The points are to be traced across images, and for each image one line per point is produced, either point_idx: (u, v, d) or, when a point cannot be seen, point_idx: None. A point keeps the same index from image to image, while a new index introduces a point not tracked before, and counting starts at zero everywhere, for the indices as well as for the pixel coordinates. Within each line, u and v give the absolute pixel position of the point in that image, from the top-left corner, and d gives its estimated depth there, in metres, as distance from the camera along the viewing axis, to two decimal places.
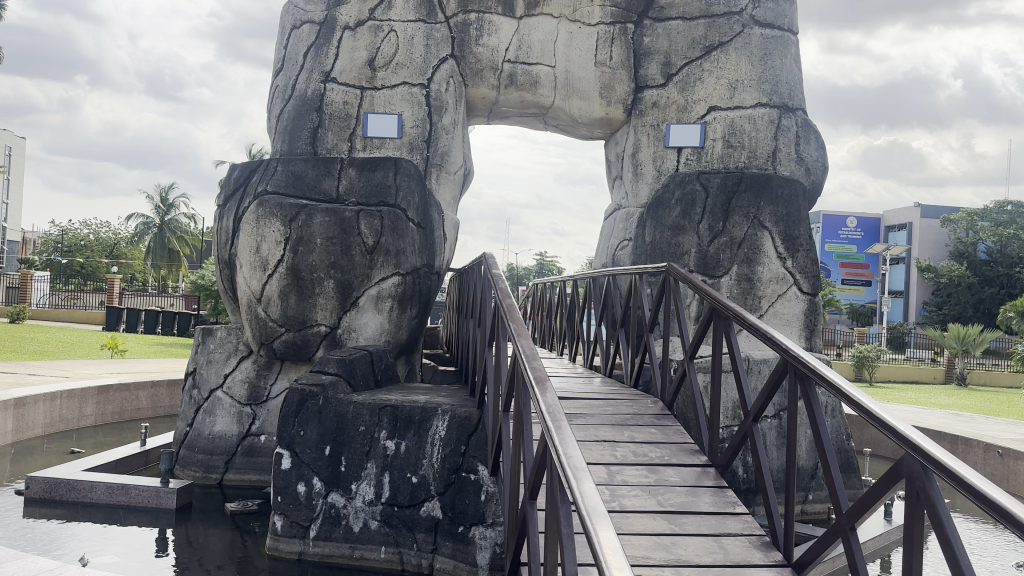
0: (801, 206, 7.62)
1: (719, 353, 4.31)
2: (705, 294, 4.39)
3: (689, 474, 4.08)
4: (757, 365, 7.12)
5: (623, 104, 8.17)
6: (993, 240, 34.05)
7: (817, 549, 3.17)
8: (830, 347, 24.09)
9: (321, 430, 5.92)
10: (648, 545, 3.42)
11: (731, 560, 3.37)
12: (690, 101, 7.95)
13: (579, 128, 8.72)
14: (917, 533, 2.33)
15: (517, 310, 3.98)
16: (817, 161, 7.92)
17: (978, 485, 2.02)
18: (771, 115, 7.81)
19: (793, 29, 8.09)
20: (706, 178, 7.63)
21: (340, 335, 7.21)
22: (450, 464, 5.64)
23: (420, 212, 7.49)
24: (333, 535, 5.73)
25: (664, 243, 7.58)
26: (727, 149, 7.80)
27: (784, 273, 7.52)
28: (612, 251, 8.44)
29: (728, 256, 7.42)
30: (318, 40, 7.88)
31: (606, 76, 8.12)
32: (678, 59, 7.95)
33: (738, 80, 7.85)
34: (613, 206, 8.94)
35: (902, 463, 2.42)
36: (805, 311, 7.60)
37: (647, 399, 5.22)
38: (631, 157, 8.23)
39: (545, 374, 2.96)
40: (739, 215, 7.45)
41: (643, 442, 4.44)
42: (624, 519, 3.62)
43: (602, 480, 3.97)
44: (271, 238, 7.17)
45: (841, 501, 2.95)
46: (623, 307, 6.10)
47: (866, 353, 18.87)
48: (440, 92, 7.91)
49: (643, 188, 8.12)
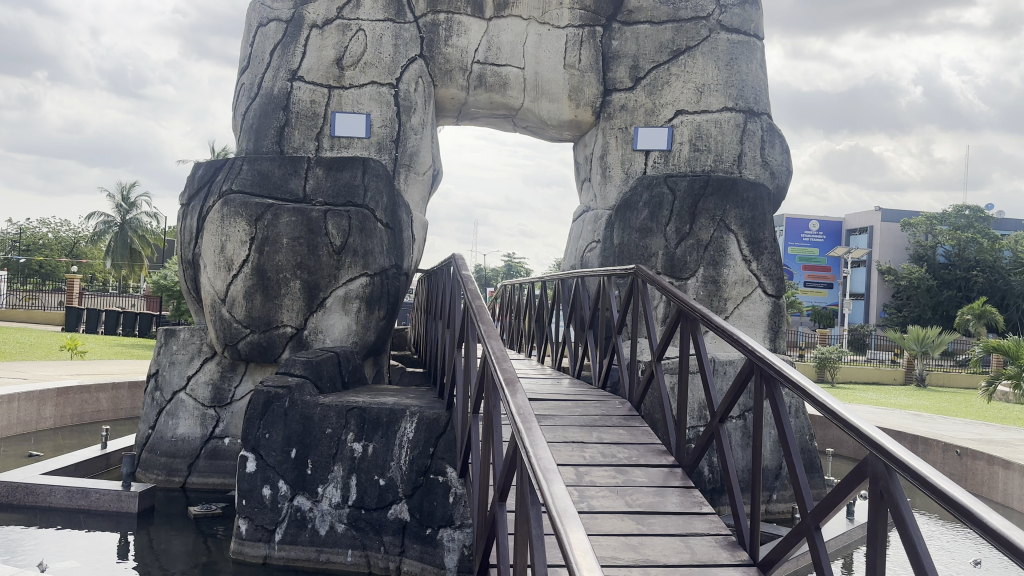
0: (766, 210, 7.72)
1: (687, 354, 4.33)
2: (673, 296, 4.41)
3: (656, 474, 4.11)
4: (723, 366, 7.21)
5: (592, 106, 8.22)
6: (952, 243, 34.86)
7: (782, 548, 3.18)
8: (793, 348, 24.47)
9: (286, 433, 5.85)
10: (616, 545, 3.44)
11: (698, 559, 3.39)
12: (657, 105, 8.02)
13: (548, 130, 8.74)
14: (881, 532, 2.37)
15: (487, 310, 3.97)
16: (782, 164, 8.01)
17: (938, 483, 2.07)
18: (737, 119, 7.89)
19: (758, 34, 8.20)
20: (674, 181, 7.72)
21: (306, 336, 7.13)
22: (419, 466, 5.61)
23: (389, 212, 7.42)
24: (299, 539, 5.67)
25: (631, 245, 7.64)
26: (694, 153, 7.87)
27: (749, 276, 7.61)
28: (580, 253, 8.47)
29: (695, 258, 7.50)
30: (286, 38, 7.79)
31: (574, 78, 8.16)
32: (645, 62, 8.01)
33: (704, 84, 7.93)
34: (581, 208, 8.98)
35: (866, 463, 2.46)
36: (770, 312, 7.69)
37: (616, 401, 5.23)
38: (600, 159, 8.28)
39: (516, 375, 2.96)
40: (705, 218, 7.53)
41: (611, 442, 4.46)
42: (592, 520, 3.63)
43: (571, 480, 3.99)
44: (236, 237, 7.07)
45: (806, 501, 2.98)
46: (592, 308, 6.11)
47: (829, 354, 19.21)
48: (409, 92, 7.87)
49: (611, 190, 8.19)
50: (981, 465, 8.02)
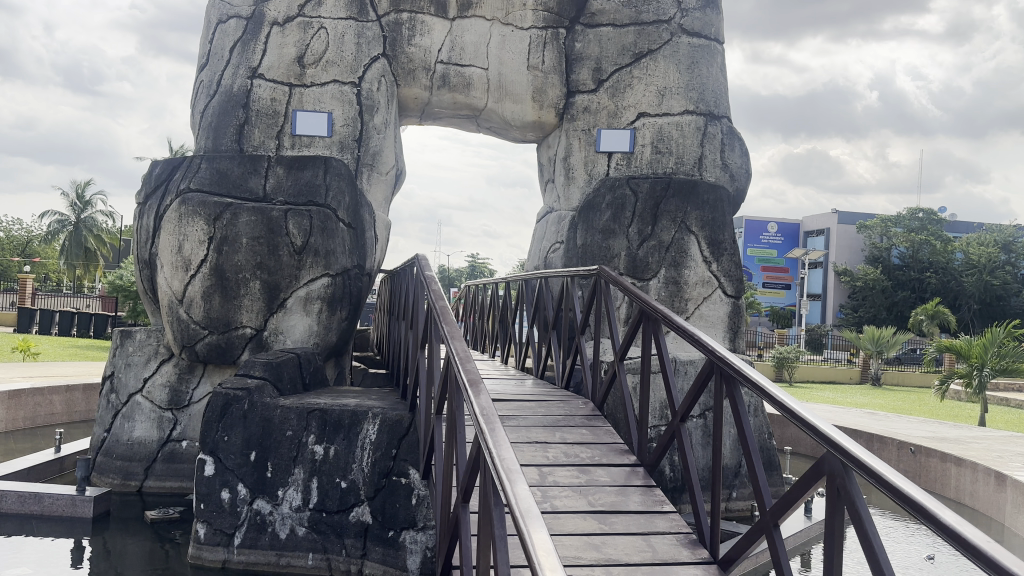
0: (726, 212, 7.83)
1: (649, 355, 4.37)
2: (635, 297, 4.44)
3: (618, 473, 4.13)
4: (684, 365, 7.30)
5: (555, 107, 8.24)
6: (906, 245, 35.74)
7: (742, 546, 3.22)
8: (752, 348, 24.88)
9: (245, 436, 5.76)
10: (579, 545, 3.45)
11: (659, 557, 3.42)
12: (620, 107, 8.07)
13: (512, 131, 8.75)
14: (838, 529, 2.41)
15: (450, 311, 3.95)
16: (742, 167, 8.12)
17: (893, 480, 2.11)
18: (698, 122, 7.99)
19: (719, 39, 8.31)
20: (636, 183, 7.79)
21: (266, 338, 7.04)
22: (381, 468, 5.56)
23: (351, 212, 7.35)
24: (258, 543, 5.59)
25: (594, 246, 7.69)
26: (655, 155, 7.94)
27: (709, 276, 7.71)
28: (544, 254, 8.50)
29: (657, 259, 7.58)
30: (246, 36, 7.67)
31: (537, 79, 8.18)
32: (608, 65, 8.07)
33: (666, 87, 8.01)
34: (545, 209, 9.01)
35: (823, 462, 2.51)
36: (729, 313, 7.80)
37: (578, 401, 5.25)
38: (563, 160, 8.31)
39: (479, 376, 2.94)
40: (667, 220, 7.61)
41: (574, 442, 4.48)
42: (555, 520, 3.65)
43: (534, 481, 4.00)
44: (194, 237, 6.94)
45: (765, 499, 3.02)
46: (555, 309, 6.12)
47: (787, 354, 19.56)
48: (371, 91, 7.81)
49: (574, 192, 8.22)
50: (934, 462, 8.23)
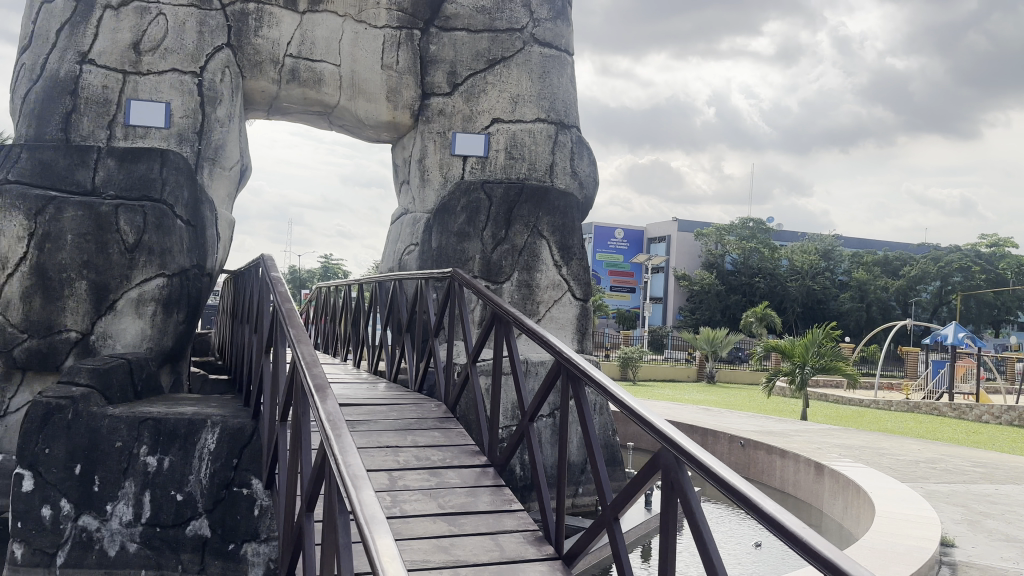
0: (575, 218, 8.12)
1: (500, 357, 4.43)
2: (488, 299, 4.50)
3: (468, 475, 4.16)
4: (534, 367, 7.47)
5: (409, 109, 8.18)
6: (738, 252, 38.42)
7: (585, 540, 3.34)
8: (599, 349, 25.85)
9: (69, 447, 5.30)
10: (427, 548, 3.45)
11: (506, 556, 3.48)
12: (474, 111, 8.12)
13: (365, 130, 8.60)
14: (671, 521, 2.55)
15: (297, 314, 3.81)
16: (590, 176, 8.40)
17: (720, 473, 2.27)
18: (549, 130, 8.20)
19: (568, 50, 8.58)
20: (490, 187, 7.90)
21: (93, 343, 6.51)
22: (221, 479, 5.30)
23: (191, 209, 6.97)
24: (84, 562, 5.21)
25: (448, 249, 7.74)
26: (509, 160, 8.05)
27: (559, 280, 7.94)
28: (398, 256, 8.42)
29: (510, 262, 7.74)
30: (74, 17, 7.06)
31: (391, 79, 8.09)
32: (463, 69, 8.10)
33: (518, 95, 8.16)
34: (399, 210, 8.93)
35: (658, 457, 2.65)
36: (578, 316, 8.07)
37: (431, 404, 5.24)
38: (418, 162, 8.26)
39: (326, 381, 2.87)
40: (519, 224, 7.79)
41: (425, 446, 4.47)
42: (404, 524, 3.62)
43: (384, 486, 3.95)
44: (9, 233, 6.30)
45: (606, 494, 3.15)
46: (408, 311, 6.07)
47: (631, 354, 20.51)
48: (215, 82, 7.42)
49: (429, 194, 8.16)
50: (762, 454, 8.89)
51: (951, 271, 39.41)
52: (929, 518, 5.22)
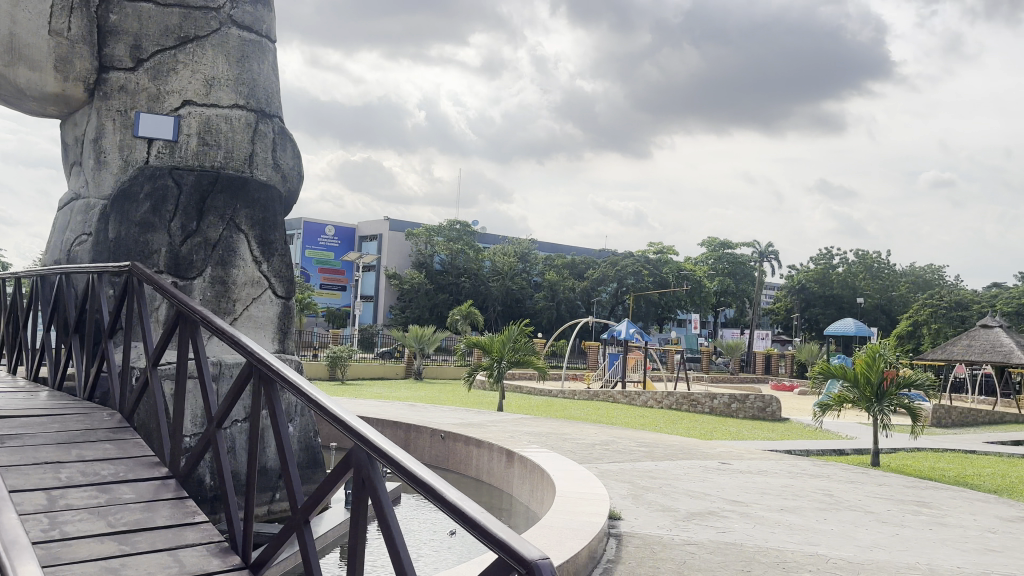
0: (276, 213, 7.80)
1: (186, 359, 4.11)
2: (173, 297, 4.14)
3: (146, 488, 3.80)
4: (228, 369, 7.01)
5: (83, 82, 7.21)
6: (445, 252, 40.00)
7: (273, 550, 3.22)
8: (307, 348, 25.09)
9: None
10: (91, 571, 3.08)
11: (187, 571, 3.23)
12: (161, 92, 7.37)
13: (26, 102, 7.43)
14: (362, 523, 2.56)
15: None
16: (293, 169, 8.09)
17: (410, 467, 2.33)
18: (248, 118, 7.69)
19: (270, 37, 8.11)
20: (180, 174, 7.29)
21: None
22: None
23: None
24: None
25: (129, 240, 7.00)
26: (202, 147, 7.44)
27: (259, 277, 7.58)
28: (65, 247, 7.41)
29: (202, 257, 7.22)
30: None
31: (60, 46, 7.06)
32: (148, 44, 7.30)
33: (214, 77, 7.55)
34: (68, 194, 7.85)
35: (350, 456, 2.64)
36: (278, 314, 7.78)
37: (103, 412, 4.70)
38: (92, 142, 7.35)
39: None
40: (213, 216, 7.31)
41: (95, 459, 3.98)
42: (64, 547, 3.19)
43: (39, 507, 3.45)
44: None
45: (297, 498, 3.06)
46: (79, 310, 5.39)
47: (339, 354, 20.25)
48: None
49: (106, 178, 7.30)
50: (460, 446, 9.31)
51: (626, 274, 44.86)
52: (600, 495, 5.86)
